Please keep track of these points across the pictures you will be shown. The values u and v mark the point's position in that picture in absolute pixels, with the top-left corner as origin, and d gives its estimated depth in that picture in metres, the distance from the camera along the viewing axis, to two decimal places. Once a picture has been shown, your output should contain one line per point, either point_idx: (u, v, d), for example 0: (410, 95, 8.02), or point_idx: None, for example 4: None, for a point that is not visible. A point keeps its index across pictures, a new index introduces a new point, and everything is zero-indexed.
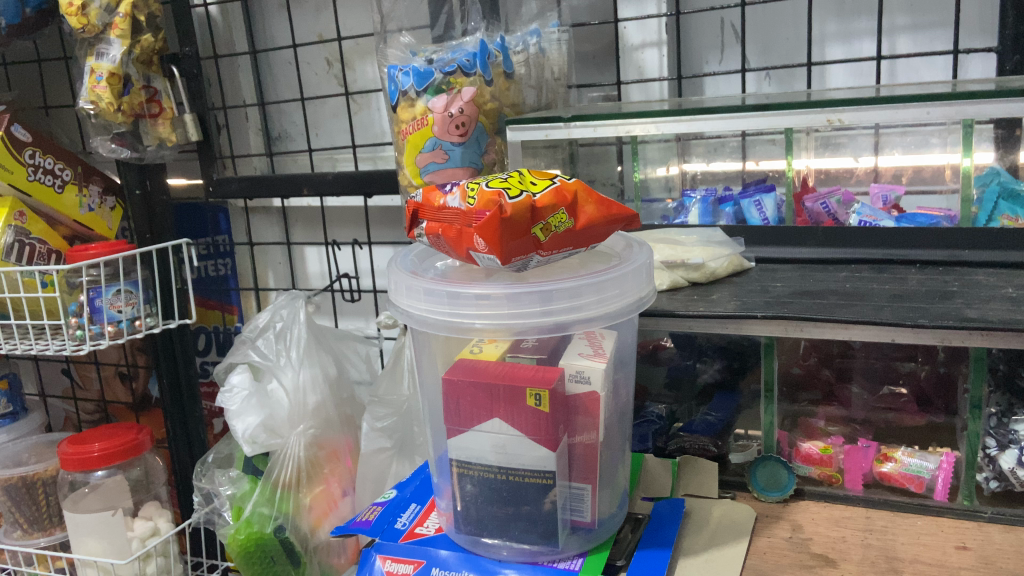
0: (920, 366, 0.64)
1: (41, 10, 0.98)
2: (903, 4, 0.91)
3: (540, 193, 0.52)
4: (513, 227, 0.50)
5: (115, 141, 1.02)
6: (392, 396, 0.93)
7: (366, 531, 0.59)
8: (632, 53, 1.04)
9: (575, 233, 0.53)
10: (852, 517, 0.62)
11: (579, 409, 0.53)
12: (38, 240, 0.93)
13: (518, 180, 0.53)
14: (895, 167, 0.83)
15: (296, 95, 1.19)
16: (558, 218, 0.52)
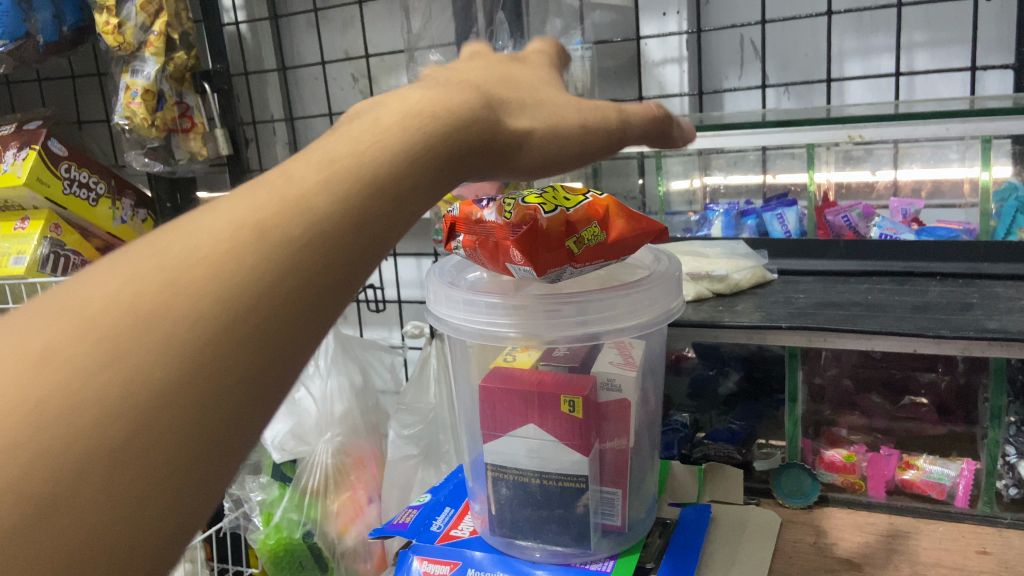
0: (940, 376, 0.65)
1: (78, 28, 1.00)
2: (921, 21, 0.93)
3: (574, 207, 0.54)
4: (547, 240, 0.52)
5: (149, 155, 1.04)
6: (419, 404, 0.95)
7: (403, 533, 0.61)
8: (653, 68, 1.06)
9: (607, 246, 0.55)
10: (875, 523, 0.64)
11: (610, 416, 0.55)
12: (72, 252, 0.95)
13: (553, 195, 0.55)
14: (914, 181, 0.85)
15: (323, 110, 1.22)
16: (590, 232, 0.54)
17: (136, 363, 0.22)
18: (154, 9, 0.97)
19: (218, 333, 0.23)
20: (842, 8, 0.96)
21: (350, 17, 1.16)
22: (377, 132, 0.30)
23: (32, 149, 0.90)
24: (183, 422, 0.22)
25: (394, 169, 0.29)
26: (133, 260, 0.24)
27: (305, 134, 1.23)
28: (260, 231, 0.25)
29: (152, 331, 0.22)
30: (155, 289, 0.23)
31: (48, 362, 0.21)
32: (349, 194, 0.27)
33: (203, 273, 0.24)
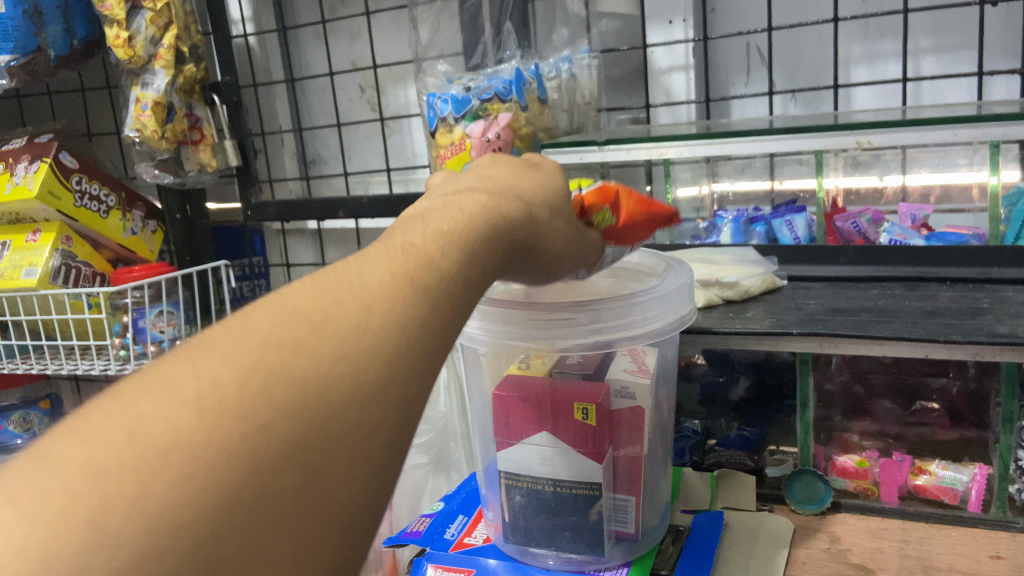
0: (952, 381, 0.66)
1: (87, 41, 1.01)
2: (927, 26, 0.94)
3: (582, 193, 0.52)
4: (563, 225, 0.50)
5: (159, 167, 1.05)
6: (429, 413, 0.94)
7: (417, 541, 0.62)
8: (660, 76, 1.06)
9: (621, 228, 0.53)
10: (889, 529, 0.64)
11: (623, 423, 0.55)
12: (83, 264, 0.94)
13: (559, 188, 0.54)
14: (924, 187, 0.86)
15: (332, 120, 1.23)
16: (602, 216, 0.52)
17: (350, 390, 0.28)
18: (164, 22, 0.97)
19: (403, 372, 0.30)
20: (849, 15, 0.96)
21: (358, 28, 1.16)
22: (466, 211, 0.37)
23: (43, 162, 0.91)
24: (382, 439, 0.29)
25: (483, 246, 0.36)
26: (323, 299, 0.30)
27: (313, 144, 1.24)
28: (415, 288, 0.32)
29: (360, 366, 0.29)
30: (352, 331, 0.29)
31: (295, 386, 0.27)
32: (463, 265, 0.34)
33: (384, 319, 0.30)
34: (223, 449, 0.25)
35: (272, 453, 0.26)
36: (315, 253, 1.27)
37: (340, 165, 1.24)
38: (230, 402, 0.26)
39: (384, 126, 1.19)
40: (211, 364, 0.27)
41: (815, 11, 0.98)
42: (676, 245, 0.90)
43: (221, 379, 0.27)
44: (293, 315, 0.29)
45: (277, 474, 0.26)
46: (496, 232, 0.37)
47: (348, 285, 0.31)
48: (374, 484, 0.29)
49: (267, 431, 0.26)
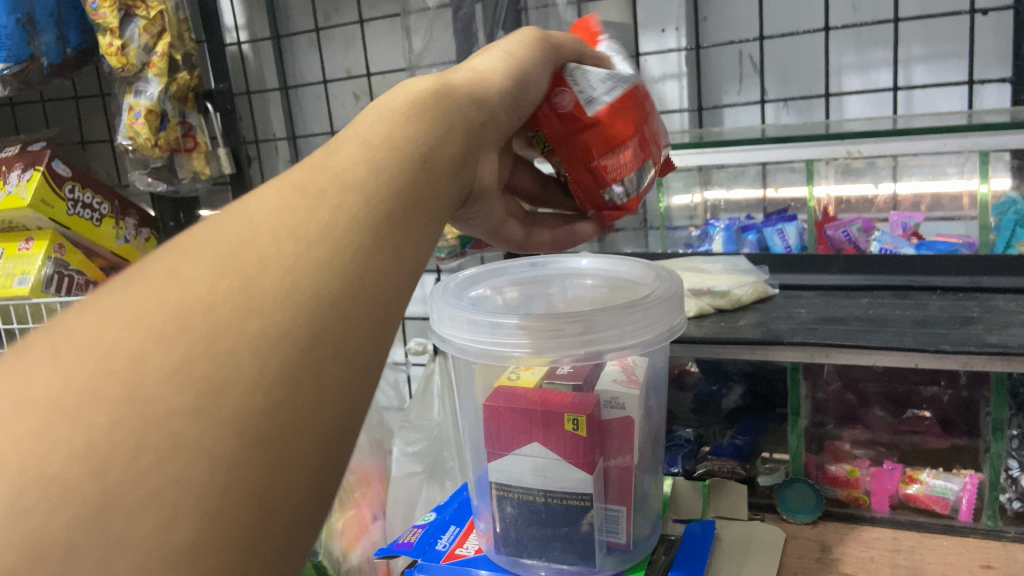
0: (942, 390, 0.66)
1: (80, 49, 1.01)
2: (919, 34, 0.94)
3: None
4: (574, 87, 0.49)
5: (151, 175, 1.05)
6: (423, 421, 0.95)
7: (409, 552, 0.62)
8: (653, 84, 1.07)
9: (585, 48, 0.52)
10: (880, 538, 0.64)
11: (614, 433, 0.55)
12: (77, 271, 0.95)
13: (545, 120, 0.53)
14: (914, 195, 0.86)
15: (326, 127, 1.23)
16: None
17: (249, 301, 0.24)
18: (157, 30, 0.97)
19: (313, 267, 0.26)
20: (840, 24, 0.97)
21: (352, 36, 1.17)
22: (385, 110, 0.33)
23: (35, 170, 0.91)
24: (304, 346, 0.25)
25: (413, 135, 0.32)
26: (209, 230, 0.27)
27: (307, 151, 1.24)
28: (312, 189, 0.28)
29: (255, 273, 0.25)
30: (242, 245, 0.26)
31: (169, 313, 0.24)
32: (408, 173, 0.31)
33: (279, 225, 0.26)
34: (91, 396, 0.22)
35: (155, 382, 0.22)
36: None
37: None
38: (98, 346, 0.23)
39: None
40: (78, 323, 0.24)
41: (807, 19, 0.98)
42: (668, 254, 0.91)
43: (117, 340, 0.23)
44: (174, 254, 0.26)
45: (175, 402, 0.22)
46: (428, 119, 0.34)
47: (237, 210, 0.28)
48: (312, 400, 0.24)
49: (141, 364, 0.22)
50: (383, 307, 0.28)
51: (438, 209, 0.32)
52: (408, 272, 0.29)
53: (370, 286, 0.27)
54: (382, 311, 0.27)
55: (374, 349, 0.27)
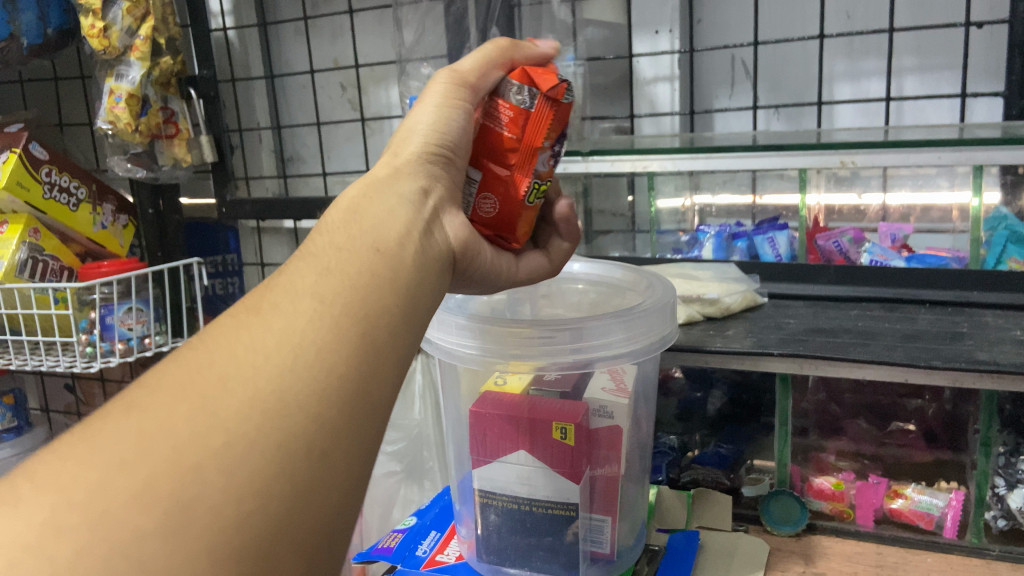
0: (927, 403, 0.65)
1: (63, 30, 0.98)
2: (911, 45, 0.94)
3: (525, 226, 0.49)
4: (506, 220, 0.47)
5: (131, 160, 1.01)
6: (403, 420, 0.92)
7: (388, 558, 0.60)
8: (645, 86, 1.05)
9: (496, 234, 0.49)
10: (864, 553, 0.63)
11: (601, 443, 0.54)
12: (51, 257, 0.92)
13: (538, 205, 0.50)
14: (903, 206, 0.86)
15: (311, 118, 1.21)
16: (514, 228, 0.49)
17: (209, 420, 0.28)
18: (141, 12, 0.94)
19: (273, 378, 0.29)
20: (834, 32, 0.96)
21: (340, 26, 1.15)
22: (330, 220, 0.37)
23: (11, 153, 0.88)
24: (267, 449, 0.28)
25: (364, 229, 0.36)
26: (170, 367, 0.30)
27: (291, 142, 1.22)
28: (263, 309, 0.32)
29: (212, 395, 0.29)
30: (198, 374, 0.29)
31: (130, 445, 0.27)
32: (362, 260, 0.34)
33: (235, 348, 0.30)
34: (54, 530, 0.25)
35: (118, 509, 0.26)
36: (290, 253, 1.25)
37: (319, 164, 1.22)
38: (67, 483, 0.26)
39: (365, 127, 1.18)
40: (44, 466, 0.27)
41: (801, 26, 0.98)
42: (657, 260, 0.90)
43: (80, 475, 0.26)
44: (135, 392, 0.29)
45: (137, 526, 0.25)
46: (375, 212, 0.37)
47: (196, 343, 0.31)
48: (283, 497, 0.28)
49: (105, 495, 0.26)
50: (356, 395, 0.31)
51: (413, 289, 0.35)
52: (380, 358, 0.32)
53: (332, 381, 0.30)
54: (354, 399, 0.31)
55: (348, 437, 0.30)
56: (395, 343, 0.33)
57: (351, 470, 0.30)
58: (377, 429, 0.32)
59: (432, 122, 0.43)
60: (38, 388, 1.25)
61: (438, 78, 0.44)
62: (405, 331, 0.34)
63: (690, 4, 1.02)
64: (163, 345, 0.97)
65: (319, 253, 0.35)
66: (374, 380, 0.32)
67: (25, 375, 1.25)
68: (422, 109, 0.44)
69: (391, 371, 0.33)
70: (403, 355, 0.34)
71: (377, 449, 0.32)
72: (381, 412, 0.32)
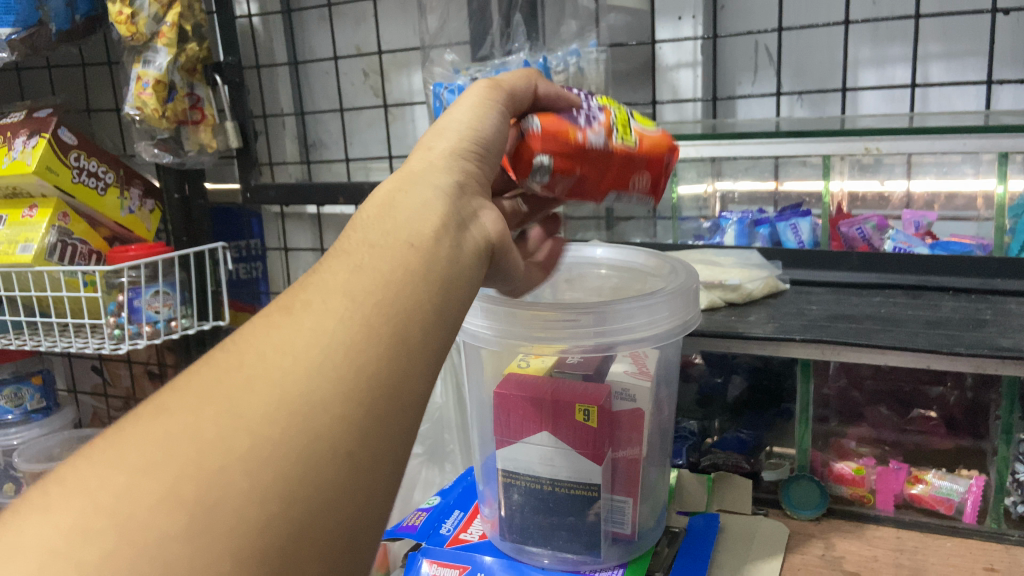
0: (949, 390, 0.66)
1: (89, 16, 0.99)
2: (937, 31, 0.93)
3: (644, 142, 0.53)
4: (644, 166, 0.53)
5: (159, 146, 1.03)
6: (426, 403, 0.93)
7: (412, 536, 0.62)
8: (667, 72, 1.05)
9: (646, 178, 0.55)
10: (884, 537, 0.64)
11: (623, 425, 0.55)
12: (80, 241, 0.94)
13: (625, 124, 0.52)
14: (927, 193, 0.86)
15: (334, 105, 1.22)
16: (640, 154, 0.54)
17: (236, 423, 0.28)
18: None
19: (301, 380, 0.30)
20: (859, 18, 0.96)
21: (364, 13, 1.15)
22: (364, 215, 0.37)
23: (41, 137, 0.90)
24: (292, 450, 0.28)
25: (396, 225, 0.35)
26: (202, 368, 0.31)
27: (314, 128, 1.23)
28: (295, 308, 0.32)
29: (241, 399, 0.29)
30: (228, 376, 0.30)
31: (158, 449, 0.27)
32: (394, 259, 0.34)
33: (265, 349, 0.31)
34: (81, 534, 0.25)
35: (143, 511, 0.26)
36: (312, 238, 1.26)
37: (341, 151, 1.23)
38: (95, 487, 0.26)
39: (386, 113, 1.19)
40: (73, 471, 0.27)
41: (826, 12, 0.97)
42: (678, 247, 0.91)
43: (108, 479, 0.27)
44: (165, 396, 0.30)
45: (161, 529, 0.26)
46: (407, 207, 0.36)
47: (228, 344, 0.32)
48: (308, 498, 0.28)
49: (132, 498, 0.26)
50: (383, 394, 0.31)
51: (446, 285, 0.35)
52: (410, 359, 0.32)
53: (359, 382, 0.30)
54: (382, 400, 0.31)
55: (375, 437, 0.30)
56: (427, 342, 0.33)
57: (376, 471, 0.31)
58: (407, 429, 0.32)
59: (469, 120, 0.42)
60: (66, 368, 1.28)
61: (476, 85, 0.44)
62: (437, 328, 0.34)
63: None
64: (188, 328, 0.99)
65: (351, 252, 0.35)
66: (403, 380, 0.32)
67: (54, 356, 1.27)
68: (463, 103, 0.43)
69: (422, 372, 0.33)
70: (436, 350, 0.34)
71: (405, 450, 0.32)
72: (410, 412, 0.32)
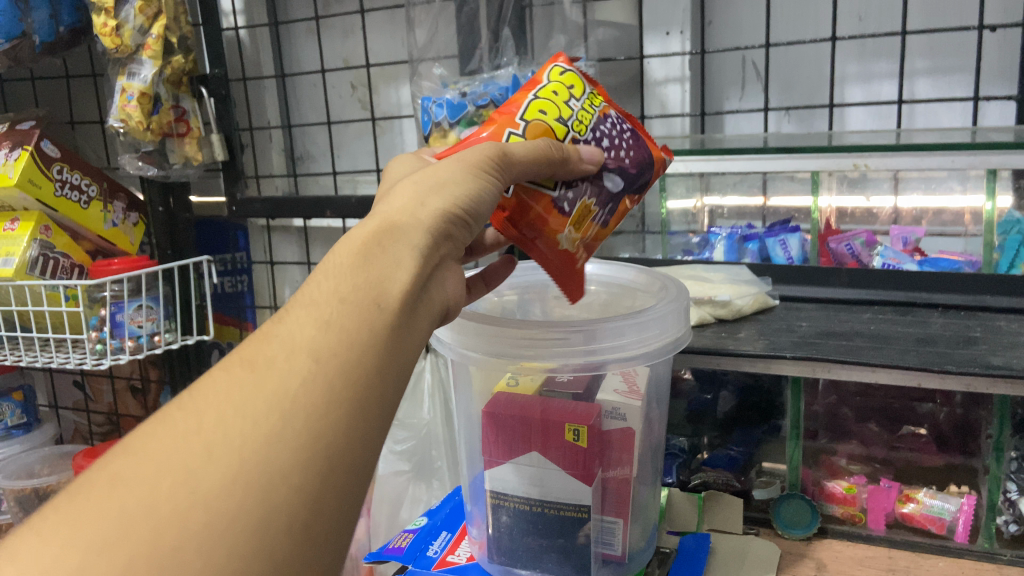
0: (938, 407, 0.65)
1: (74, 28, 0.98)
2: (924, 48, 0.94)
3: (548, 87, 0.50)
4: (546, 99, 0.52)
5: (143, 158, 1.01)
6: (412, 419, 0.92)
7: (399, 558, 0.61)
8: (656, 87, 1.05)
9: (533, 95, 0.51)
10: (876, 557, 0.63)
11: (613, 444, 0.54)
12: (62, 254, 0.92)
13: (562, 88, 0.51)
14: (915, 209, 0.85)
15: (322, 117, 1.21)
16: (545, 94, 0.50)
17: (191, 496, 0.28)
18: (153, 11, 0.94)
19: (258, 448, 0.29)
20: (847, 34, 0.96)
21: (352, 25, 1.15)
22: (337, 259, 0.35)
23: (24, 150, 0.89)
24: (247, 524, 0.28)
25: (369, 278, 0.34)
26: (159, 430, 0.31)
27: (301, 140, 1.22)
28: (258, 365, 0.32)
29: (197, 469, 0.29)
30: (186, 441, 0.30)
31: (112, 525, 0.27)
32: (360, 321, 0.33)
33: (225, 412, 0.30)
34: None
35: None
36: (299, 251, 1.25)
37: (328, 163, 1.22)
38: (49, 565, 0.27)
39: (374, 126, 1.18)
40: (27, 543, 0.28)
41: (813, 29, 0.98)
42: (668, 262, 0.90)
43: (63, 556, 0.27)
44: (121, 461, 0.30)
45: None
46: (383, 262, 0.35)
47: (188, 402, 0.31)
48: (259, 574, 0.29)
49: None
50: (338, 461, 0.31)
51: (406, 345, 0.34)
52: (367, 423, 0.32)
53: (318, 450, 0.30)
54: (338, 468, 0.31)
55: (330, 506, 0.31)
56: (383, 402, 0.33)
57: (330, 538, 0.31)
58: (361, 492, 0.32)
59: (464, 183, 0.39)
60: (47, 384, 1.26)
61: (486, 143, 0.42)
62: (393, 385, 0.34)
63: (701, 6, 1.02)
64: (172, 343, 0.97)
65: (318, 301, 0.34)
66: (360, 445, 0.32)
67: (35, 371, 1.25)
68: (457, 160, 0.40)
69: (377, 434, 0.33)
70: (392, 402, 0.34)
71: (358, 512, 0.32)
72: (364, 475, 0.32)
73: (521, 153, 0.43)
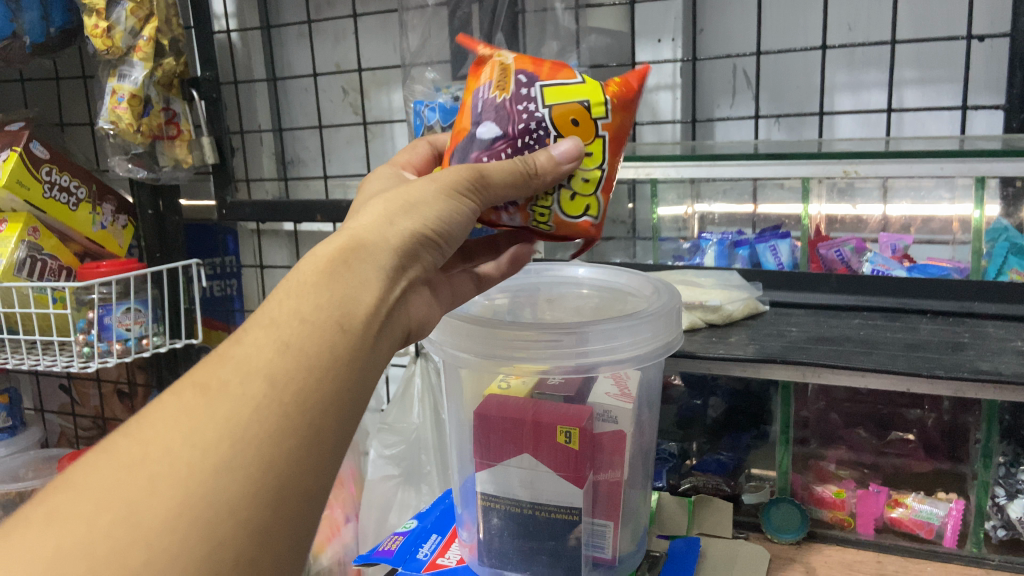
0: (926, 413, 0.66)
1: (65, 29, 0.97)
2: (912, 58, 0.95)
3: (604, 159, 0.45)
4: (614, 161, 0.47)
5: (132, 161, 1.00)
6: (401, 424, 0.92)
7: (389, 561, 0.60)
8: (647, 94, 1.05)
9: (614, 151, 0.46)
10: (864, 561, 0.64)
11: (605, 447, 0.54)
12: (49, 256, 0.92)
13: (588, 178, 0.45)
14: (903, 217, 0.86)
15: (313, 121, 1.21)
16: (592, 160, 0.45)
17: (133, 534, 0.28)
18: (144, 13, 0.94)
19: (206, 479, 0.29)
20: (836, 43, 0.97)
21: (344, 30, 1.16)
22: (301, 277, 0.35)
23: (13, 151, 0.88)
24: (191, 560, 0.28)
25: (330, 305, 0.34)
26: (101, 458, 0.30)
27: (292, 144, 1.22)
28: (211, 390, 0.32)
29: (141, 503, 0.29)
30: (130, 472, 0.29)
31: (46, 562, 0.27)
32: (317, 351, 0.33)
33: (173, 438, 0.30)
34: None
35: None
36: (288, 256, 1.25)
37: (319, 167, 1.22)
38: None
39: (365, 130, 1.18)
40: None
41: (803, 38, 0.99)
42: (658, 267, 0.91)
43: None
44: (59, 494, 0.29)
45: None
46: (346, 284, 0.35)
47: (133, 429, 0.31)
48: None
49: None
50: (287, 489, 0.31)
51: (363, 370, 0.35)
52: (320, 453, 0.33)
53: (268, 478, 0.31)
54: (287, 497, 0.31)
55: (275, 539, 0.31)
56: (339, 426, 0.34)
57: (274, 566, 0.31)
58: (309, 522, 0.33)
59: (423, 199, 0.39)
60: (33, 387, 1.25)
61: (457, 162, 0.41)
62: (350, 407, 0.34)
63: (693, 13, 1.03)
64: (160, 346, 0.96)
65: (277, 321, 0.34)
66: (311, 472, 0.32)
67: (21, 375, 1.24)
68: (421, 185, 0.40)
69: (329, 460, 0.33)
70: (348, 421, 0.34)
71: (306, 541, 0.33)
72: (313, 500, 0.33)
73: (500, 170, 0.41)
